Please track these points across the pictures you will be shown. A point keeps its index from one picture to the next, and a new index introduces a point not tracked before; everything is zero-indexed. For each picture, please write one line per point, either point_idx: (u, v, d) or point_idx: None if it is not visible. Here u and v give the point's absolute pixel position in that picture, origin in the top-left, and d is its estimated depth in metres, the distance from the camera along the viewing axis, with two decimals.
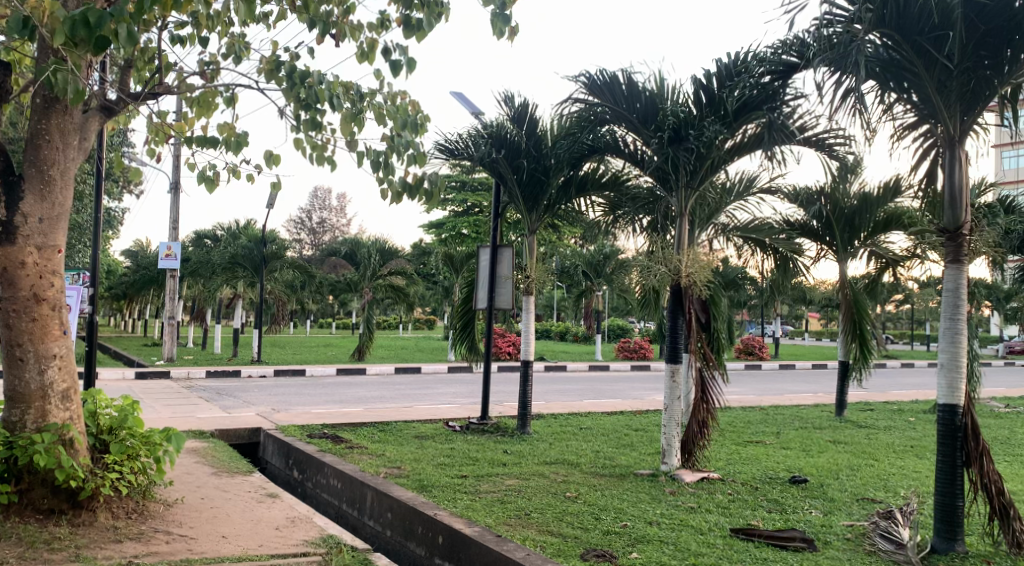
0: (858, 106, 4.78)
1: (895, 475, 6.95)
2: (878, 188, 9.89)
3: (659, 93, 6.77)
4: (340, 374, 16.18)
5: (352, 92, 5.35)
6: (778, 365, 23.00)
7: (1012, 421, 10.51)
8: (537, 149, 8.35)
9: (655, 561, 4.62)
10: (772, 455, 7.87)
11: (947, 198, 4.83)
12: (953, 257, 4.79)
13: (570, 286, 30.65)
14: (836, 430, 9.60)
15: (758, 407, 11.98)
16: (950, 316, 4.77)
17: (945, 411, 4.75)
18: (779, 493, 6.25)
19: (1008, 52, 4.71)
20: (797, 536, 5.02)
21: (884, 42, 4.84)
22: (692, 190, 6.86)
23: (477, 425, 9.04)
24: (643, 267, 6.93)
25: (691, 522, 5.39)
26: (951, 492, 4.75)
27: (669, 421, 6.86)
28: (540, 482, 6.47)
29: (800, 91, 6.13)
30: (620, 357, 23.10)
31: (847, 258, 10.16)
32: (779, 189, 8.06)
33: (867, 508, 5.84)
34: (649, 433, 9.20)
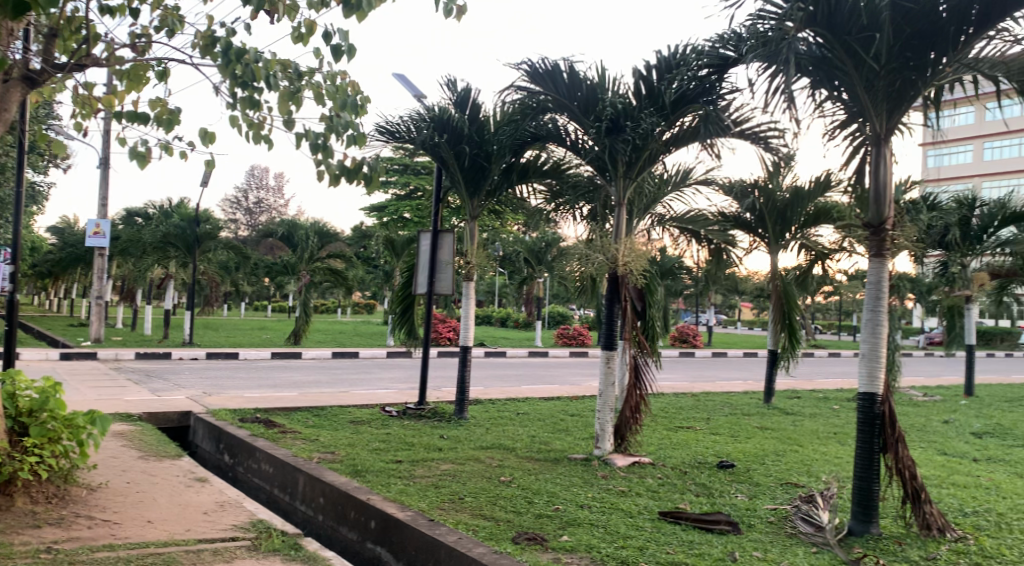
0: (788, 102, 4.92)
1: (816, 460, 7.22)
2: (809, 182, 10.18)
3: (600, 84, 6.83)
4: (275, 358, 15.95)
5: (290, 71, 5.23)
6: (711, 352, 23.56)
7: (928, 410, 10.99)
8: (479, 134, 8.32)
9: (584, 544, 4.71)
10: (701, 440, 8.08)
11: (873, 195, 5.02)
12: (876, 251, 4.99)
13: (511, 272, 30.78)
14: (764, 417, 9.88)
15: (690, 393, 12.28)
16: (872, 306, 4.96)
17: (865, 399, 4.95)
18: (707, 477, 6.41)
19: (930, 54, 4.90)
20: (723, 519, 5.15)
21: (816, 41, 4.97)
22: (630, 180, 6.98)
23: (414, 409, 9.01)
24: (582, 254, 6.98)
25: (621, 505, 5.51)
26: (868, 476, 4.95)
27: (602, 407, 6.92)
28: (475, 466, 6.51)
29: (735, 85, 6.30)
30: (559, 343, 23.31)
31: (778, 250, 10.49)
32: (715, 181, 8.24)
33: (791, 492, 6.04)
34: (585, 418, 9.32)
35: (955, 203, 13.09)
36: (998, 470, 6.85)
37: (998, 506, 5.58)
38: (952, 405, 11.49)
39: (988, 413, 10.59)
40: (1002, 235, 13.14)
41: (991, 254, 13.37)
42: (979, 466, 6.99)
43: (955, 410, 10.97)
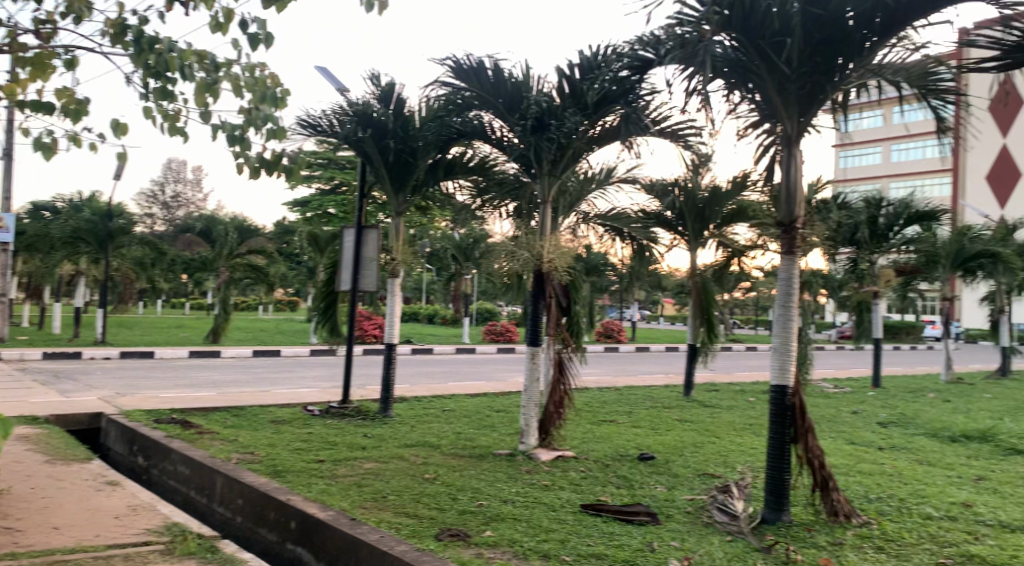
0: (704, 103, 5.06)
1: (732, 451, 7.45)
2: (727, 183, 10.41)
3: (524, 82, 6.89)
4: (193, 358, 15.47)
5: (206, 62, 5.05)
6: (634, 348, 23.94)
7: (837, 401, 11.45)
8: (403, 129, 8.25)
9: (507, 538, 4.74)
10: (623, 433, 8.24)
11: (784, 194, 5.22)
12: (786, 249, 5.18)
13: (439, 269, 30.68)
14: (684, 409, 10.14)
15: (613, 387, 12.48)
16: (784, 303, 5.16)
17: (777, 391, 5.14)
18: (628, 469, 6.54)
19: (838, 59, 5.09)
20: (642, 510, 5.26)
21: (732, 44, 5.12)
22: (554, 178, 7.07)
23: (337, 409, 8.88)
24: (507, 251, 7.03)
25: (544, 499, 5.57)
26: (779, 466, 5.14)
27: (527, 402, 7.01)
28: (399, 464, 6.47)
29: (654, 86, 6.44)
30: (486, 340, 23.32)
31: (698, 247, 10.78)
32: (637, 179, 8.40)
33: (707, 482, 6.21)
34: (510, 414, 9.37)
35: (864, 203, 13.59)
36: (901, 458, 7.21)
37: (900, 491, 5.87)
38: (860, 397, 12.01)
39: (893, 403, 11.11)
40: (906, 234, 13.89)
41: (896, 251, 14.20)
42: (883, 454, 7.33)
43: (863, 401, 11.47)
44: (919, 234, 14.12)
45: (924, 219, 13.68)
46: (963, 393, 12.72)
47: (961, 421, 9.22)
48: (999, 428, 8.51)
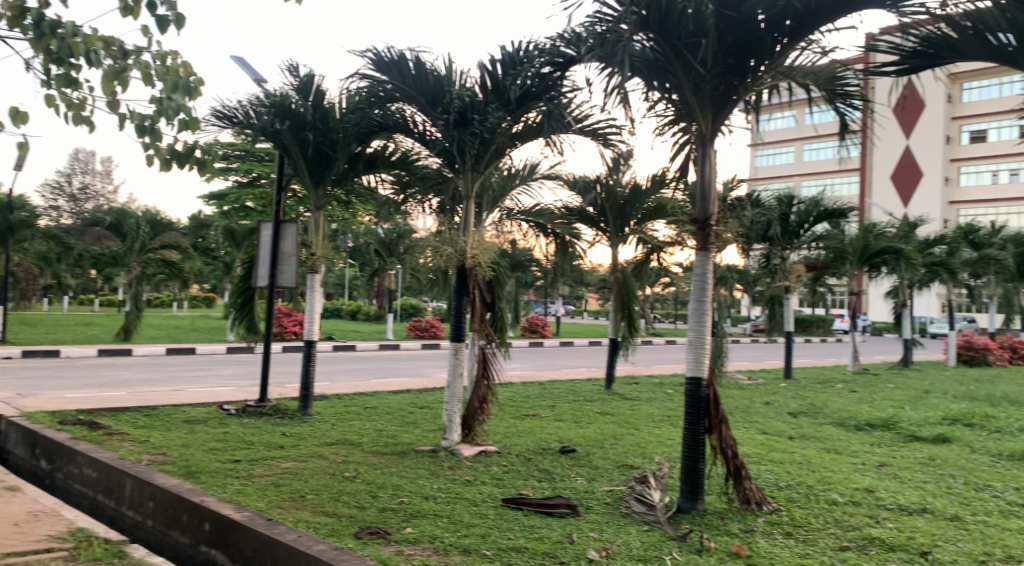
0: (622, 101, 5.14)
1: (651, 442, 7.61)
2: (646, 180, 10.63)
3: (447, 76, 6.86)
4: (102, 356, 14.89)
5: (114, 49, 4.84)
6: (558, 342, 24.15)
7: (751, 392, 11.82)
8: (323, 121, 8.10)
9: (427, 535, 4.73)
10: (546, 427, 8.31)
11: (699, 193, 5.36)
12: (702, 245, 5.32)
13: (362, 264, 30.28)
14: (605, 402, 10.29)
15: (537, 382, 12.57)
16: (698, 296, 5.30)
17: (692, 383, 5.27)
18: (550, 462, 6.61)
19: (751, 61, 5.24)
20: (562, 503, 5.32)
21: (649, 43, 5.23)
22: (477, 173, 7.06)
23: (254, 407, 8.68)
24: (430, 246, 6.99)
25: (465, 494, 5.57)
26: (694, 456, 5.28)
27: (450, 398, 6.98)
28: (318, 463, 6.38)
29: (576, 83, 6.51)
30: (410, 336, 23.12)
31: (619, 243, 10.95)
32: (560, 176, 8.48)
33: (627, 473, 6.33)
34: (433, 410, 9.35)
35: (776, 201, 14.08)
36: (810, 446, 7.50)
37: (808, 478, 6.11)
38: (772, 388, 12.43)
39: (803, 394, 11.54)
40: (815, 230, 14.39)
41: (805, 247, 14.79)
42: (793, 443, 7.61)
43: (775, 392, 11.87)
44: (828, 231, 14.71)
45: (832, 216, 14.21)
46: (867, 383, 13.31)
47: (865, 410, 9.64)
48: (900, 416, 8.94)
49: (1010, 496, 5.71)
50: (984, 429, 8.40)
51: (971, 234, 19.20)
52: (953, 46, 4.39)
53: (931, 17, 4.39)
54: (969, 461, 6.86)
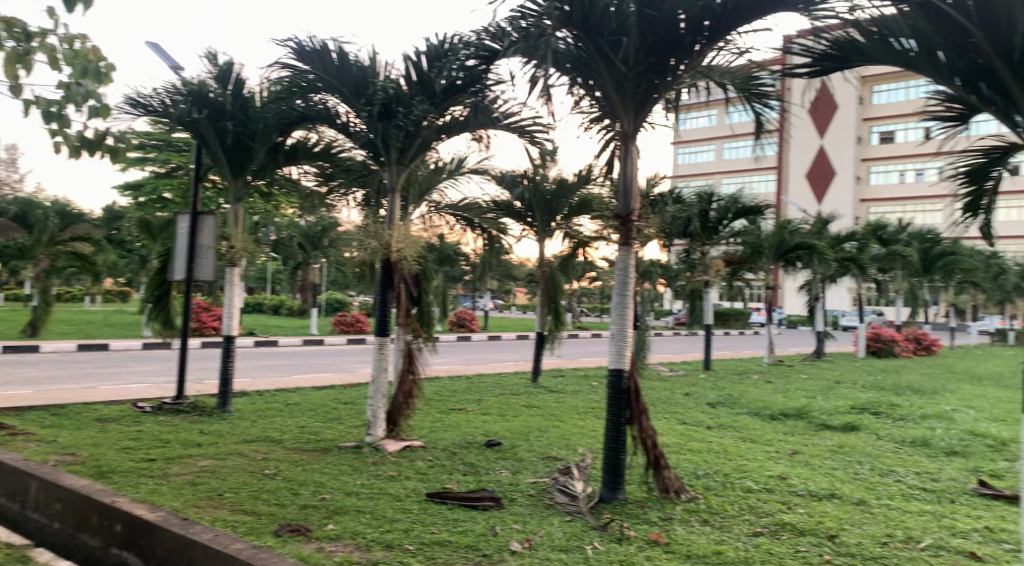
0: (546, 96, 5.17)
1: (574, 434, 7.71)
2: (572, 176, 10.74)
3: (370, 67, 6.81)
4: (7, 353, 14.19)
5: (16, 31, 4.62)
6: (486, 336, 24.23)
7: (673, 383, 12.10)
8: (243, 111, 7.93)
9: (348, 531, 4.68)
10: (472, 421, 8.33)
11: (621, 188, 5.46)
12: (624, 239, 5.41)
13: (285, 257, 29.65)
14: (531, 395, 10.36)
15: (463, 376, 12.57)
16: (621, 290, 5.38)
17: (614, 375, 5.36)
18: (475, 456, 6.63)
19: (672, 61, 5.33)
20: (486, 496, 5.34)
21: (573, 40, 5.29)
22: (403, 166, 7.02)
23: (170, 405, 8.44)
24: (353, 240, 6.90)
25: (390, 490, 5.54)
26: (616, 447, 5.36)
27: (374, 393, 6.91)
28: (237, 460, 6.23)
29: (501, 78, 6.53)
30: (335, 330, 22.79)
31: (545, 238, 11.10)
32: (488, 170, 8.49)
33: (551, 465, 6.40)
34: (358, 405, 9.24)
35: (696, 198, 14.43)
36: (727, 436, 7.72)
37: (725, 467, 6.29)
38: (692, 379, 12.74)
39: (722, 385, 11.87)
40: (733, 226, 14.78)
41: (724, 243, 15.23)
42: (711, 433, 7.82)
43: (695, 383, 12.19)
44: (746, 227, 15.16)
45: (749, 213, 14.71)
46: (782, 374, 13.79)
47: (780, 400, 9.98)
48: (812, 406, 9.29)
49: (911, 480, 6.01)
50: (889, 417, 8.80)
51: (879, 231, 20.07)
52: (860, 50, 4.51)
53: (842, 21, 4.55)
54: (875, 447, 7.18)
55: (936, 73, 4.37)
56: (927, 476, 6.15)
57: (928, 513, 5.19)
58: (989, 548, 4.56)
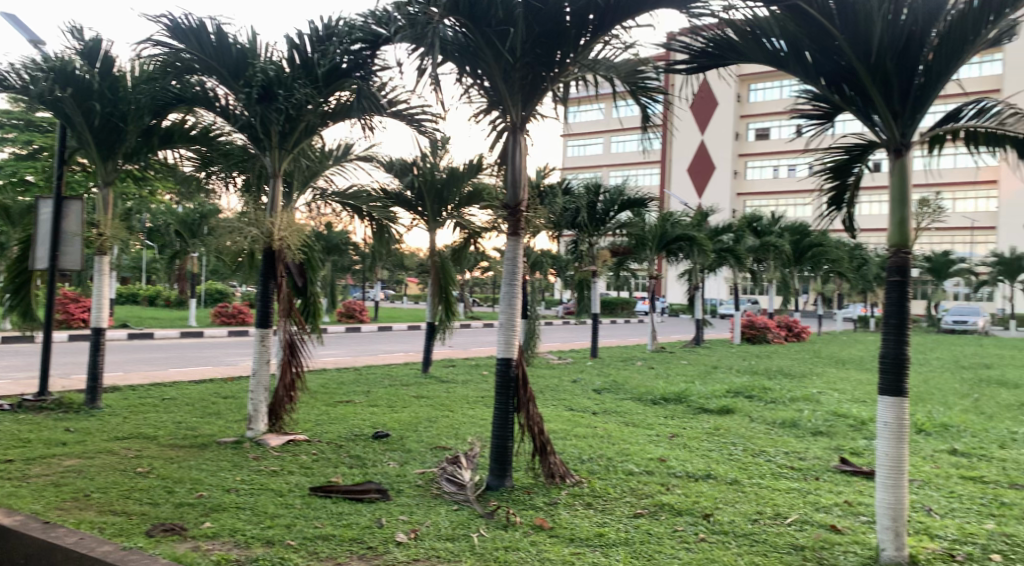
0: (433, 83, 5.14)
1: (463, 423, 7.74)
2: (463, 165, 10.71)
3: (251, 49, 6.58)
4: None
5: None
6: (375, 326, 23.93)
7: (560, 371, 12.31)
8: (113, 92, 7.47)
9: (226, 528, 4.54)
10: (359, 413, 8.21)
11: (510, 180, 5.47)
12: (512, 230, 5.44)
13: (162, 247, 28.34)
14: (420, 385, 10.31)
15: (351, 367, 12.37)
16: (509, 280, 5.41)
17: (502, 363, 5.40)
18: (362, 449, 6.53)
19: (557, 53, 5.40)
20: (372, 488, 5.27)
21: (459, 29, 5.26)
22: (286, 151, 6.84)
23: (32, 402, 7.91)
24: (232, 229, 6.63)
25: (271, 485, 5.39)
26: (504, 435, 5.41)
27: (256, 386, 6.70)
28: (107, 459, 5.91)
29: (387, 63, 6.43)
30: (216, 322, 21.94)
31: (437, 227, 10.98)
32: (376, 158, 8.34)
33: (439, 455, 6.40)
34: (239, 399, 8.94)
35: (584, 189, 14.70)
36: (612, 421, 7.93)
37: (608, 451, 6.45)
38: (579, 367, 13.01)
39: (608, 372, 12.18)
40: (620, 218, 15.12)
41: (610, 234, 15.52)
42: (596, 418, 8.01)
43: (583, 370, 12.46)
44: (630, 219, 15.42)
45: (635, 205, 14.94)
46: (664, 360, 14.30)
47: (661, 385, 10.35)
48: (691, 391, 9.67)
49: (780, 459, 6.35)
50: (761, 400, 9.27)
51: (755, 223, 20.92)
52: (736, 50, 4.69)
53: (718, 21, 4.71)
54: (748, 429, 7.56)
55: (804, 73, 4.59)
56: (794, 455, 6.51)
57: (794, 490, 5.49)
58: (847, 521, 4.87)
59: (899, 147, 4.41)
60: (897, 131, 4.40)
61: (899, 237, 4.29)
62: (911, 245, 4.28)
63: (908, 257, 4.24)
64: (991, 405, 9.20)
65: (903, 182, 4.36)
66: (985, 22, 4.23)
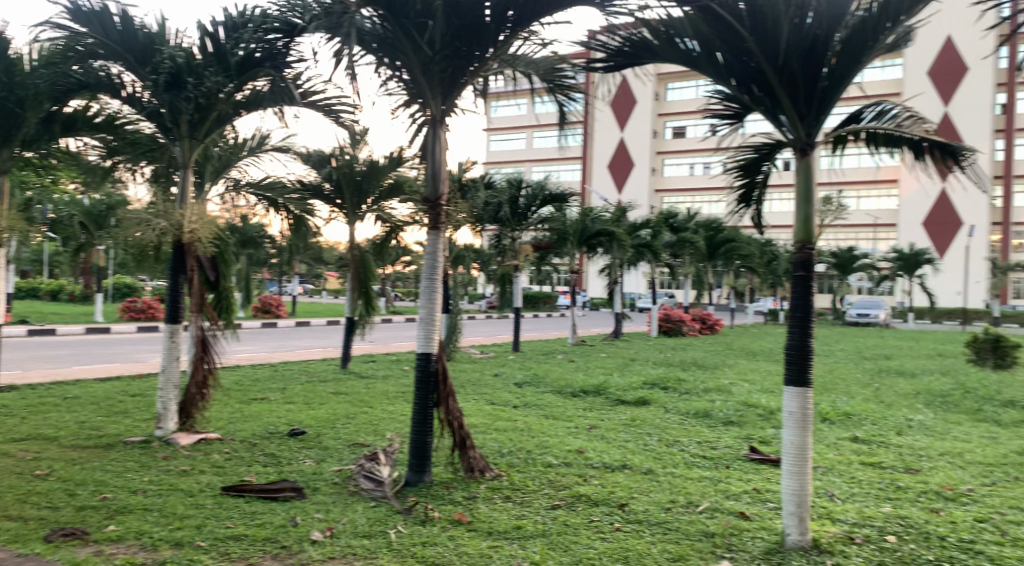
0: (350, 74, 5.07)
1: (382, 419, 7.66)
2: (383, 158, 10.59)
3: (159, 34, 6.37)
4: None
5: None
6: (294, 322, 23.43)
7: (481, 365, 12.32)
8: (9, 75, 7.05)
9: (132, 530, 4.38)
10: (274, 410, 8.03)
11: (430, 174, 5.45)
12: (433, 224, 5.42)
13: (65, 240, 27.03)
14: (339, 382, 10.15)
15: (267, 364, 12.08)
16: (429, 275, 5.38)
17: (422, 358, 5.36)
18: (277, 446, 6.40)
19: (477, 48, 5.38)
20: (287, 486, 5.17)
21: (379, 20, 5.20)
22: (197, 141, 6.64)
23: None
24: (139, 221, 6.38)
25: (181, 485, 5.23)
26: (423, 430, 5.38)
27: (165, 384, 6.48)
28: (2, 462, 5.62)
29: (303, 54, 6.30)
30: (123, 317, 21.06)
31: (356, 221, 10.82)
32: (292, 149, 8.17)
33: (356, 452, 6.32)
34: (147, 397, 8.61)
35: (506, 183, 14.77)
36: (532, 414, 7.99)
37: (527, 444, 6.50)
38: (501, 361, 13.04)
39: (529, 365, 12.26)
40: (541, 213, 15.26)
41: (532, 228, 15.64)
42: (516, 412, 8.06)
43: (504, 364, 12.51)
44: (552, 214, 15.49)
45: (556, 200, 15.07)
46: (584, 353, 14.50)
47: (580, 377, 10.48)
48: (609, 383, 9.82)
49: (693, 449, 6.52)
50: (676, 391, 9.49)
51: (671, 219, 21.44)
52: (651, 50, 4.78)
53: (635, 20, 4.79)
54: (663, 420, 7.73)
55: (715, 74, 4.72)
56: (706, 444, 6.69)
57: (706, 479, 5.65)
58: (755, 508, 5.04)
59: (804, 147, 4.58)
60: (803, 131, 4.58)
61: (804, 233, 4.46)
62: (815, 241, 4.45)
63: (812, 253, 4.41)
64: (890, 394, 9.67)
65: (808, 181, 4.52)
66: (884, 28, 4.42)
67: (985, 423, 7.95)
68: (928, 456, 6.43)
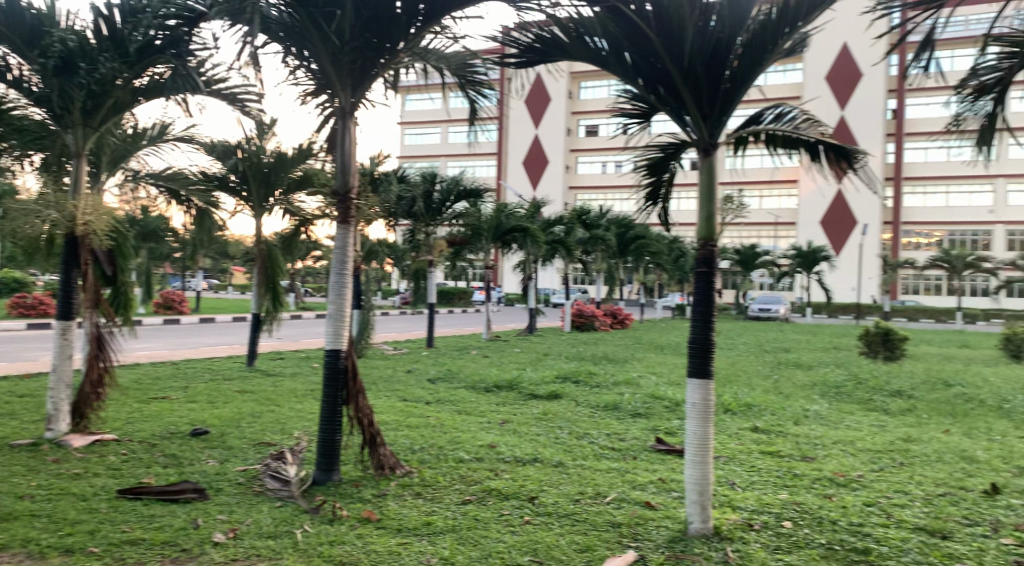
0: (253, 62, 4.96)
1: (290, 418, 7.49)
2: (291, 150, 10.29)
3: (48, 15, 6.09)
4: None
5: None
6: (198, 318, 22.66)
7: (393, 362, 12.20)
8: None
9: (17, 539, 4.15)
10: (175, 409, 7.74)
11: (338, 167, 5.37)
12: (342, 218, 5.33)
13: None
14: (245, 380, 9.88)
15: (169, 362, 11.65)
16: (339, 270, 5.30)
17: (331, 355, 5.26)
18: (178, 447, 6.19)
19: (387, 40, 5.32)
20: (188, 487, 4.99)
21: (284, 9, 5.10)
22: (91, 129, 6.34)
23: None
24: (27, 212, 6.05)
25: (73, 489, 4.99)
26: (332, 427, 5.29)
27: (56, 383, 6.17)
28: None
29: (206, 41, 6.08)
30: (12, 314, 19.90)
31: (263, 214, 10.57)
32: (195, 139, 7.89)
33: (262, 451, 6.16)
34: (37, 397, 8.18)
35: (420, 178, 14.67)
36: (444, 410, 7.97)
37: (439, 440, 6.47)
38: (413, 357, 12.96)
39: (442, 361, 12.21)
40: (455, 208, 15.26)
41: (446, 224, 15.57)
42: (428, 408, 8.02)
43: (417, 360, 12.42)
44: (466, 209, 15.47)
45: (470, 195, 15.07)
46: (498, 349, 14.54)
47: (492, 373, 10.51)
48: (522, 378, 9.88)
49: (602, 441, 6.64)
50: (587, 385, 9.64)
51: (584, 215, 21.74)
52: (561, 47, 4.82)
53: (546, 17, 4.83)
54: (573, 413, 7.83)
55: (623, 73, 4.80)
56: (615, 437, 6.83)
57: (613, 470, 5.76)
58: (660, 498, 5.18)
59: (707, 146, 4.71)
60: (706, 131, 4.71)
61: (707, 230, 4.59)
62: (717, 238, 4.59)
63: (713, 250, 4.55)
64: (789, 386, 10.08)
65: (710, 180, 4.66)
66: (782, 33, 4.57)
67: (875, 412, 8.37)
68: (822, 444, 6.74)
